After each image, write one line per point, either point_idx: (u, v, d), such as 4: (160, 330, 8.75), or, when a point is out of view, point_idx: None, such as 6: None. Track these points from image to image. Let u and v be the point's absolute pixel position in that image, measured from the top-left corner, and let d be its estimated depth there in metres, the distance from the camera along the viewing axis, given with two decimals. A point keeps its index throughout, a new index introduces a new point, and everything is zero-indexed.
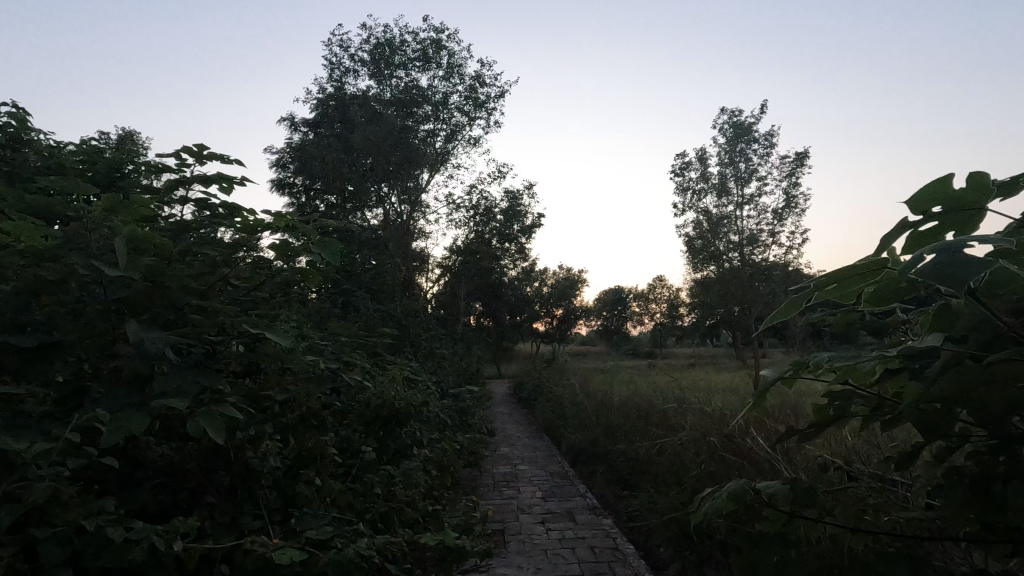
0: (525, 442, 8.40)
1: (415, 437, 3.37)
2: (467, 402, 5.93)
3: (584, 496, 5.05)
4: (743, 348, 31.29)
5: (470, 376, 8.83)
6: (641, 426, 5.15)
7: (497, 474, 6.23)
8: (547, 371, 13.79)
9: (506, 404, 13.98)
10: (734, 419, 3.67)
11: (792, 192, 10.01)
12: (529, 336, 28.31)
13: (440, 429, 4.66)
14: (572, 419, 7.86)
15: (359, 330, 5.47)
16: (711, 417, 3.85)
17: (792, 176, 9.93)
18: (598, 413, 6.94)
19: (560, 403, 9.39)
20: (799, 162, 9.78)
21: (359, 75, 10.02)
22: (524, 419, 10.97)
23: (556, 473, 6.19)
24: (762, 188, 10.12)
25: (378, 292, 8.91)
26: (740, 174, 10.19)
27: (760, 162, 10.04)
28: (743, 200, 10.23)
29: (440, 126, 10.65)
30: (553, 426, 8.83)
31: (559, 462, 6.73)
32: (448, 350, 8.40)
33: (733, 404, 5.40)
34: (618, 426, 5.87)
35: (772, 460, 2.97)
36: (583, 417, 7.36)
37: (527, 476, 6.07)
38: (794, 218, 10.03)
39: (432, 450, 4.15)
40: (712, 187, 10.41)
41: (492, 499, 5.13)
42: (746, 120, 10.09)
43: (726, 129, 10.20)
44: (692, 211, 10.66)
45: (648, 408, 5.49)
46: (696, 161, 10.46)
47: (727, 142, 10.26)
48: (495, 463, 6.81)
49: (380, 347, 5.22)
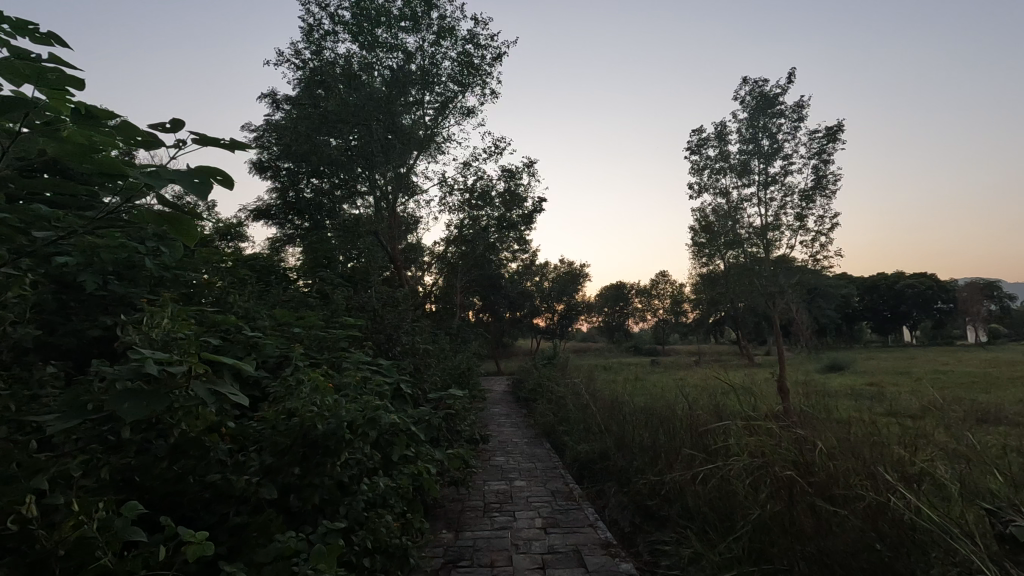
0: (523, 449, 7.41)
1: (361, 465, 2.38)
2: (450, 408, 4.95)
3: (594, 528, 4.07)
4: (750, 344, 30.41)
5: (461, 376, 7.84)
6: (666, 440, 4.16)
7: (489, 492, 5.25)
8: (547, 369, 12.83)
9: (503, 404, 13.00)
10: (804, 439, 2.71)
11: (821, 172, 8.97)
12: (529, 332, 27.33)
13: (412, 446, 3.68)
14: (577, 425, 6.86)
15: (321, 323, 4.50)
16: (772, 433, 2.87)
17: (822, 154, 8.90)
18: (607, 419, 5.94)
19: (563, 406, 8.39)
20: (831, 137, 8.72)
21: (339, 37, 9.02)
22: (523, 421, 10.01)
23: (559, 492, 5.20)
24: (788, 166, 9.07)
25: (357, 281, 7.92)
26: (764, 151, 9.14)
27: (786, 137, 8.99)
28: (766, 179, 9.18)
29: (431, 97, 9.61)
30: (555, 430, 7.83)
31: (562, 477, 5.71)
32: (435, 346, 7.41)
33: (774, 412, 4.41)
34: (636, 438, 4.87)
35: (882, 509, 2.05)
36: (590, 422, 6.39)
37: (525, 496, 5.10)
38: (825, 200, 8.99)
39: (398, 477, 3.17)
40: (732, 166, 9.39)
41: (481, 529, 4.15)
42: (772, 90, 9.00)
43: (749, 100, 9.15)
44: (709, 193, 9.64)
45: (672, 417, 4.51)
46: (714, 138, 9.43)
47: (750, 115, 9.21)
48: (488, 477, 5.84)
49: (341, 341, 4.23)
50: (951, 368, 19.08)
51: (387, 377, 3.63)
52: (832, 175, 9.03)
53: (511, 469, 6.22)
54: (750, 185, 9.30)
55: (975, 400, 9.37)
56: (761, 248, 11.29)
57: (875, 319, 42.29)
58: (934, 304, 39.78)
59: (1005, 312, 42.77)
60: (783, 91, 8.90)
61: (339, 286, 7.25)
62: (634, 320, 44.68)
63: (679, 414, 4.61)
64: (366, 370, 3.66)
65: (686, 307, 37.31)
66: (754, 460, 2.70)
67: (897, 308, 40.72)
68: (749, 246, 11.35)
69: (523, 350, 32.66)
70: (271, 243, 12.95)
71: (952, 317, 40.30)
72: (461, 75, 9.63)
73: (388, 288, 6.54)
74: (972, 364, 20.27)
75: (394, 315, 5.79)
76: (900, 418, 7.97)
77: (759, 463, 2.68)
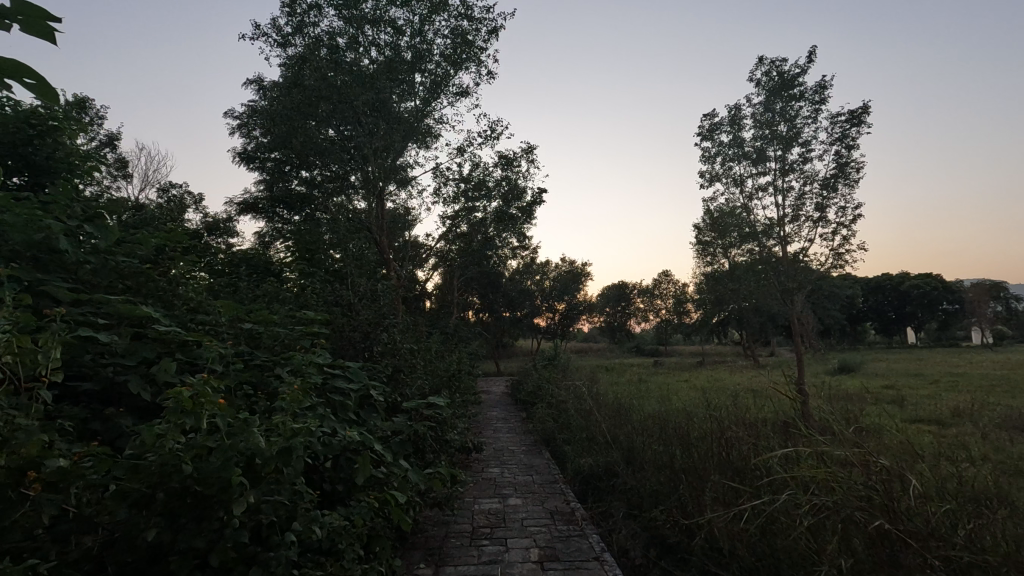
0: (520, 459, 6.75)
1: (284, 509, 1.74)
2: (433, 416, 4.32)
3: (601, 563, 3.41)
4: (753, 345, 29.95)
5: (454, 379, 7.18)
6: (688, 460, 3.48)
7: (479, 512, 4.60)
8: (548, 370, 12.15)
9: (501, 407, 12.33)
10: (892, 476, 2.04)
11: (843, 159, 8.33)
12: (528, 333, 26.63)
13: (380, 467, 3.02)
14: (580, 434, 6.18)
15: (280, 318, 3.86)
16: (835, 460, 2.24)
17: (843, 140, 8.26)
18: (614, 429, 5.26)
19: (563, 410, 7.73)
20: (854, 121, 8.06)
21: (323, 12, 8.35)
22: (521, 426, 9.38)
23: (559, 512, 4.55)
24: (807, 152, 8.40)
25: (339, 276, 7.30)
26: (782, 136, 8.44)
27: (806, 120, 8.29)
28: (784, 167, 8.51)
29: (423, 77, 8.90)
30: (555, 438, 7.16)
31: (564, 495, 5.04)
32: (423, 345, 6.78)
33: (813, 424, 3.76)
34: (650, 454, 4.21)
35: None
36: (593, 430, 5.74)
37: (520, 517, 4.45)
38: (848, 188, 8.31)
39: (355, 511, 2.51)
40: (747, 153, 8.71)
41: (468, 563, 3.50)
42: (791, 71, 8.28)
43: (766, 81, 8.46)
44: (722, 182, 8.96)
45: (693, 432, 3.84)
46: (727, 123, 8.76)
47: (766, 98, 8.52)
48: (479, 493, 5.18)
49: (299, 340, 3.59)
50: (965, 370, 18.38)
51: (350, 385, 2.98)
52: (856, 162, 8.34)
53: (506, 483, 5.54)
54: (766, 173, 8.63)
55: (1008, 406, 8.70)
56: (775, 242, 10.63)
57: (879, 321, 41.62)
58: (939, 305, 39.11)
59: (1013, 312, 42.06)
60: (803, 70, 8.20)
61: (318, 279, 6.63)
62: (635, 320, 43.95)
63: (700, 428, 3.95)
64: (324, 375, 3.02)
65: (689, 307, 36.57)
66: (814, 497, 2.07)
67: (903, 308, 40.01)
68: (763, 239, 10.68)
69: (523, 350, 31.95)
70: (258, 238, 12.32)
71: (958, 317, 39.61)
72: (454, 53, 8.92)
73: (369, 281, 5.89)
74: (986, 366, 19.56)
75: (373, 312, 5.15)
76: (933, 424, 7.31)
77: (823, 503, 2.04)
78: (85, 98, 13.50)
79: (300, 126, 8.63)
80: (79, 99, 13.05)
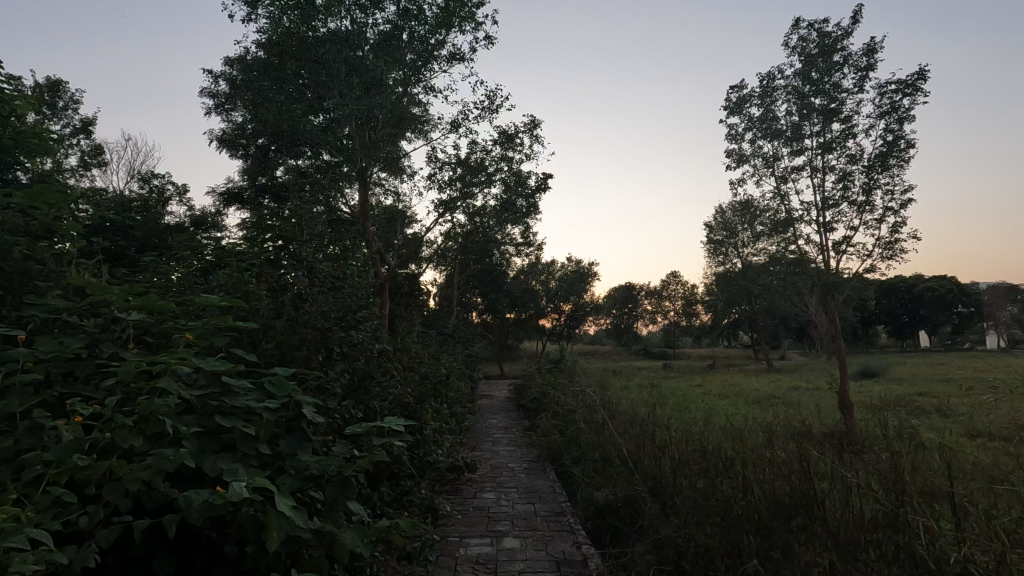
0: (520, 481, 5.74)
1: None
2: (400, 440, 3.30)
3: None
4: (765, 349, 29.03)
5: (444, 387, 6.16)
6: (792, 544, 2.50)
7: (463, 560, 3.57)
8: (553, 375, 11.09)
9: (502, 415, 11.34)
10: None
11: (892, 135, 7.28)
12: (533, 336, 25.60)
13: (303, 529, 2.00)
14: (592, 453, 5.15)
15: (193, 310, 2.88)
16: None
17: (894, 112, 7.21)
18: (639, 452, 4.22)
19: (572, 421, 6.73)
20: (906, 90, 7.03)
21: None
22: (523, 437, 8.40)
23: (568, 562, 3.52)
24: (851, 126, 7.36)
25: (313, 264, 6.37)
26: (822, 108, 7.37)
27: (850, 88, 7.22)
28: (824, 143, 7.47)
29: (415, 43, 7.90)
30: (562, 455, 6.12)
31: (573, 536, 4.00)
32: (407, 346, 5.81)
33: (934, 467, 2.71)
34: (695, 500, 3.20)
35: None
36: (610, 451, 4.71)
37: (516, 570, 3.42)
38: (899, 166, 7.27)
39: None
40: (782, 128, 7.66)
41: None
42: (833, 33, 7.23)
43: (804, 45, 7.41)
44: (752, 161, 7.91)
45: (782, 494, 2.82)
46: (758, 94, 7.73)
47: (803, 65, 7.47)
48: (466, 530, 4.17)
49: (214, 337, 2.61)
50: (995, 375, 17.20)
51: (254, 405, 1.97)
52: (908, 137, 7.28)
53: (502, 516, 4.51)
54: (804, 153, 7.58)
55: None
56: (809, 231, 9.56)
57: (892, 323, 40.39)
58: (953, 307, 37.78)
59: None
60: (847, 32, 7.16)
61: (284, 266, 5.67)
62: (643, 322, 42.80)
63: (778, 485, 2.95)
64: (218, 388, 2.01)
65: (698, 309, 35.53)
66: None
67: (917, 312, 38.76)
68: (792, 230, 9.61)
69: (528, 352, 30.88)
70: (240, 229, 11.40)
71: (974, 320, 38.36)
72: (448, 16, 7.95)
73: (341, 267, 4.91)
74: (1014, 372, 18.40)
75: (336, 304, 4.14)
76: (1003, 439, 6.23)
77: None
78: (59, 82, 12.67)
79: (288, 110, 7.87)
80: (51, 81, 12.20)
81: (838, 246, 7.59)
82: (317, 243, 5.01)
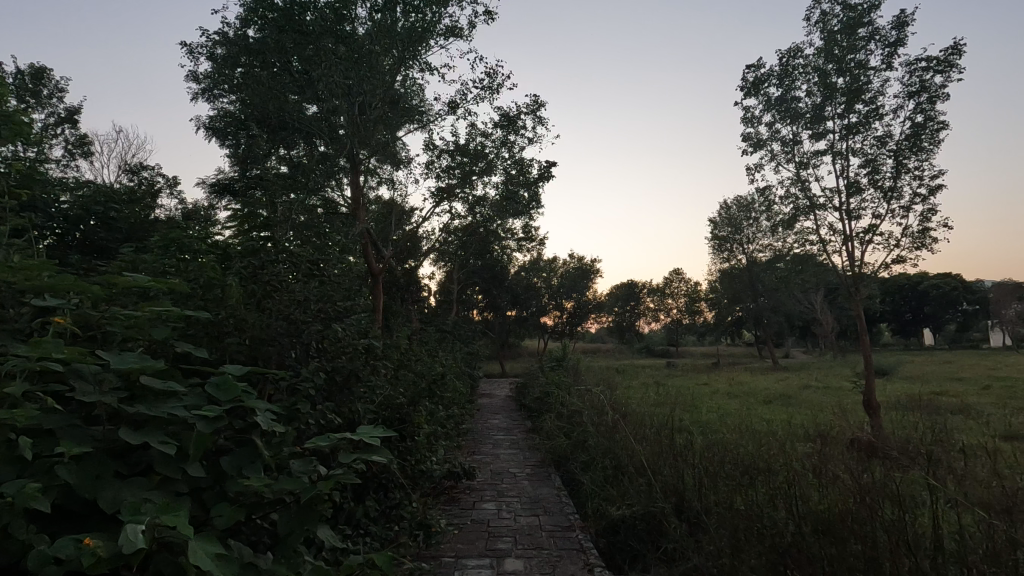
0: (523, 488, 5.28)
1: None
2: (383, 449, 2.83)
3: None
4: (770, 346, 28.50)
5: (440, 386, 5.65)
6: None
7: None
8: (557, 373, 10.60)
9: (502, 415, 10.84)
10: None
11: (922, 116, 6.78)
12: (535, 334, 25.11)
13: None
14: (602, 459, 4.68)
15: (134, 297, 2.41)
16: None
17: (923, 92, 6.72)
18: (658, 461, 3.74)
19: (578, 422, 6.25)
20: (938, 67, 6.54)
21: None
22: (525, 439, 7.93)
23: None
24: (877, 107, 6.87)
25: None
26: (846, 87, 6.88)
27: (876, 65, 6.73)
28: (847, 125, 6.99)
29: (410, 20, 7.42)
30: (568, 460, 5.63)
31: (584, 556, 3.52)
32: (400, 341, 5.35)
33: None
34: (731, 524, 2.74)
35: None
36: (623, 458, 4.23)
37: None
38: (929, 149, 6.78)
39: None
40: (803, 108, 7.17)
41: None
42: (858, 7, 6.74)
43: (827, 20, 6.92)
44: (771, 144, 7.41)
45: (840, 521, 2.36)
46: (778, 74, 7.24)
47: (825, 41, 6.98)
48: (462, 549, 3.69)
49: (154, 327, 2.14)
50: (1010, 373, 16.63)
51: (182, 413, 1.50)
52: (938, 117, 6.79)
53: (503, 530, 4.04)
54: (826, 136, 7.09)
55: None
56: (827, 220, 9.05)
57: (898, 321, 39.82)
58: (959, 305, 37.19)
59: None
60: (873, 5, 6.67)
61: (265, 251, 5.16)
62: (645, 320, 42.17)
63: (834, 509, 2.49)
64: (137, 391, 1.55)
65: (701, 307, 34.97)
66: None
67: (922, 309, 38.19)
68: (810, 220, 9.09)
69: (529, 349, 30.35)
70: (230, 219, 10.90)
71: (980, 318, 37.80)
72: None
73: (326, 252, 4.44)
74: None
75: (316, 293, 3.67)
76: None
77: None
78: (44, 69, 12.20)
79: (276, 92, 7.41)
80: (35, 68, 11.76)
81: (863, 236, 7.10)
82: (298, 228, 4.51)
